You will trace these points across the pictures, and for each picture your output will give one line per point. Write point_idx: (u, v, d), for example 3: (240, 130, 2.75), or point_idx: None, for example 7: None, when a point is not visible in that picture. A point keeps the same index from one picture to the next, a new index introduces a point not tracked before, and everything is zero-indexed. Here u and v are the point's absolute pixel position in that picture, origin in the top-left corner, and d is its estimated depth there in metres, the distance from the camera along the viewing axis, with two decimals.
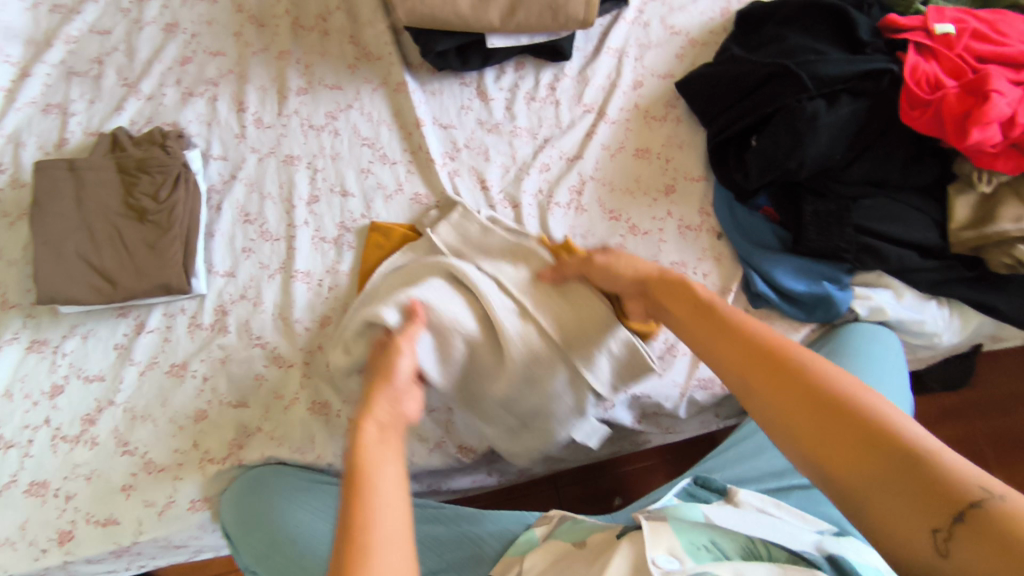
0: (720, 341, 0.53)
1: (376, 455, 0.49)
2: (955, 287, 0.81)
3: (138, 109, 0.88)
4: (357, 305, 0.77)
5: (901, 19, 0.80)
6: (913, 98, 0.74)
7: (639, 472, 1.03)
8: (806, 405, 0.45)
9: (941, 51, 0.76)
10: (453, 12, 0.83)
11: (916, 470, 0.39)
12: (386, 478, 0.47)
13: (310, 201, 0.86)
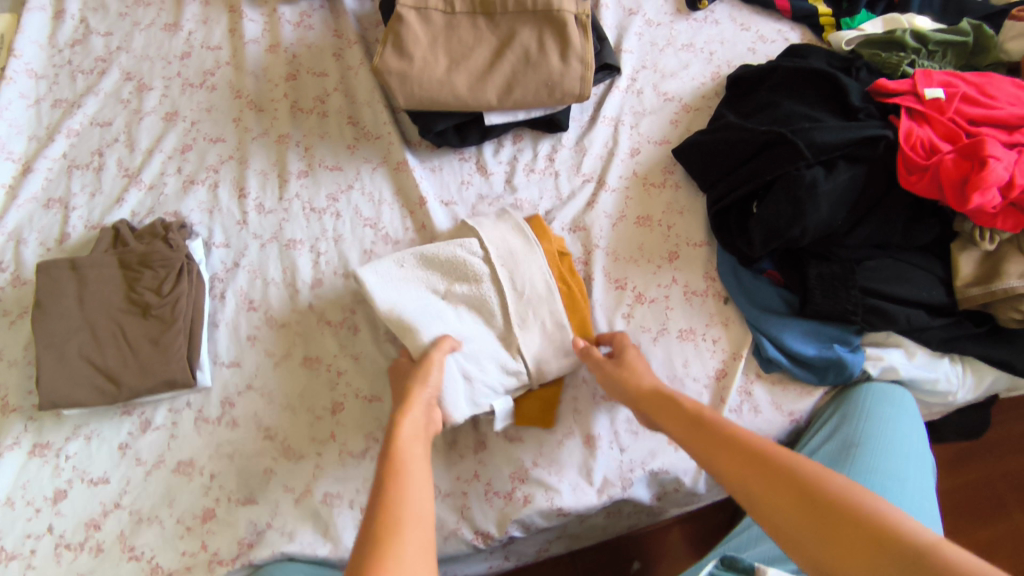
0: (723, 456, 0.59)
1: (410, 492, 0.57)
2: (965, 344, 0.81)
3: (139, 200, 0.88)
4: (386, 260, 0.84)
5: (890, 84, 0.81)
6: (910, 161, 0.75)
7: (652, 534, 1.00)
8: (787, 494, 0.52)
9: (933, 115, 0.77)
10: (451, 94, 0.83)
11: (866, 529, 0.46)
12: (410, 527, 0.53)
13: (314, 285, 0.85)
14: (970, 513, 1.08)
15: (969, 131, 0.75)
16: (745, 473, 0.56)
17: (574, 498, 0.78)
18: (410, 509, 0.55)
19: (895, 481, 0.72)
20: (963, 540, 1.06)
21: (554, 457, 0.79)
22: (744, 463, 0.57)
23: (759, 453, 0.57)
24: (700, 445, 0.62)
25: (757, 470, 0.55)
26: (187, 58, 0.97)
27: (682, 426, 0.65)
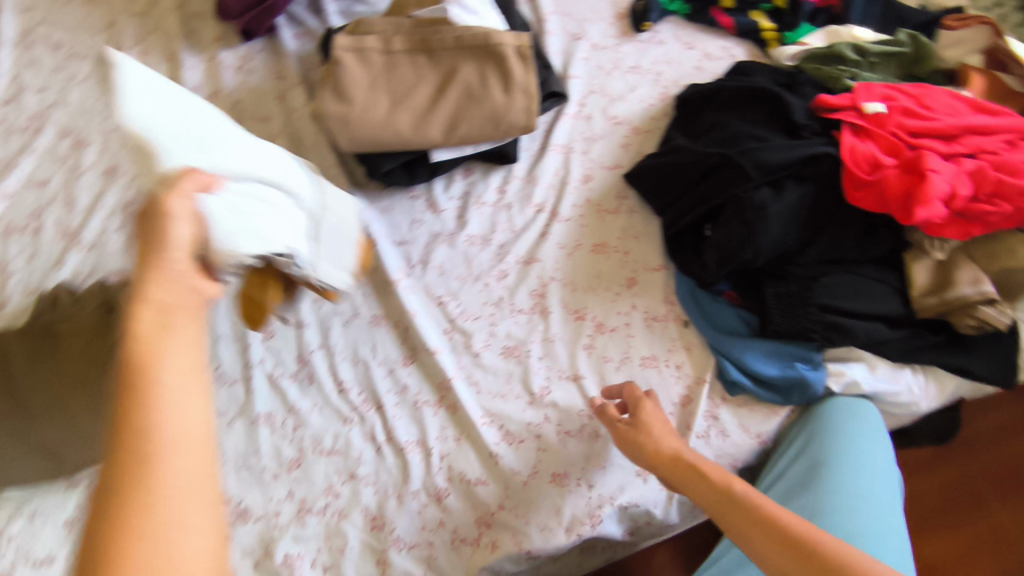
0: (755, 536, 0.58)
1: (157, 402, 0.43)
2: (926, 354, 0.81)
3: (80, 260, 0.85)
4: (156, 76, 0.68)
5: (831, 99, 0.81)
6: (856, 175, 0.75)
7: (639, 558, 0.98)
8: None
9: (874, 130, 0.78)
10: (394, 134, 0.81)
11: None
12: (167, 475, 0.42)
13: (265, 336, 0.83)
14: (950, 512, 1.08)
15: (909, 144, 0.75)
16: (779, 557, 0.55)
17: (543, 540, 0.75)
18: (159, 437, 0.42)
19: (861, 501, 0.70)
20: (946, 540, 1.06)
21: (519, 498, 0.77)
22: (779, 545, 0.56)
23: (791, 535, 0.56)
24: (735, 521, 0.60)
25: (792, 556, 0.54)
26: None
27: (707, 497, 0.64)
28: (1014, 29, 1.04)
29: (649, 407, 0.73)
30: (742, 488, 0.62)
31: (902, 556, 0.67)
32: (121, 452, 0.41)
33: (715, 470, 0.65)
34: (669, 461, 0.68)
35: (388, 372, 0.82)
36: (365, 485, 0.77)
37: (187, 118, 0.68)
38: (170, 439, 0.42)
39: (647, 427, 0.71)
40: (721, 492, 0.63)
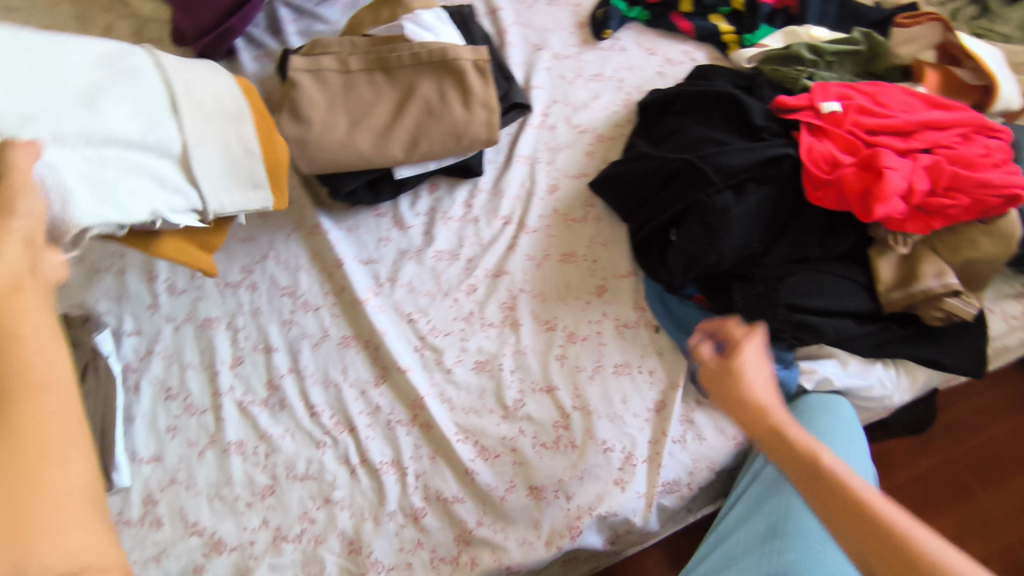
0: (851, 531, 0.48)
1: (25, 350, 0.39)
2: (895, 347, 0.81)
3: None
4: None
5: (789, 100, 0.82)
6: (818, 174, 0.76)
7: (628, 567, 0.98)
8: None
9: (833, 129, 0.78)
10: (354, 154, 0.81)
11: None
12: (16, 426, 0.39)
13: (234, 363, 0.82)
14: (934, 499, 1.09)
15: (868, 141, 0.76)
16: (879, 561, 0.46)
17: (522, 554, 0.75)
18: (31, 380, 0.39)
19: None
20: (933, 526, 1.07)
21: (497, 513, 0.77)
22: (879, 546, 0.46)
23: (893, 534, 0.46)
24: (824, 501, 0.51)
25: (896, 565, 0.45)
26: None
27: (790, 464, 0.54)
28: (966, 23, 1.06)
29: (748, 352, 0.61)
30: (836, 464, 0.52)
31: None
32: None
33: (801, 436, 0.55)
34: (752, 411, 0.58)
35: (360, 393, 0.81)
36: (341, 508, 0.76)
37: (24, 56, 0.55)
38: (40, 379, 0.39)
39: (733, 370, 0.60)
40: (808, 463, 0.53)
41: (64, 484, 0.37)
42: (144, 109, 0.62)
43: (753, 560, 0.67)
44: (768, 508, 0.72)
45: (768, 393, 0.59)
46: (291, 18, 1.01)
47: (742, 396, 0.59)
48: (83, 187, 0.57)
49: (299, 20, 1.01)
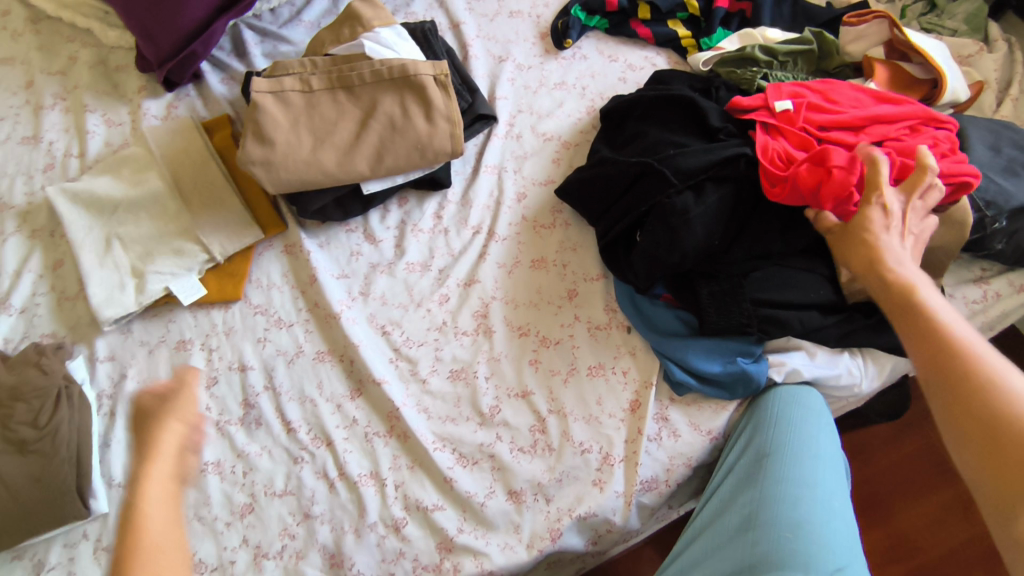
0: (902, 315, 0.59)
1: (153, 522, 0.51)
2: (861, 335, 0.83)
3: (11, 326, 0.83)
4: (73, 183, 0.88)
5: (744, 101, 0.85)
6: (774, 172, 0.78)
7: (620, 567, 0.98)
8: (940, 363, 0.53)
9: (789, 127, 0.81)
10: (319, 171, 0.82)
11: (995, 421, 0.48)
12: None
13: (209, 384, 0.82)
14: (918, 482, 1.14)
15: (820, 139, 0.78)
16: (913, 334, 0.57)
17: (504, 558, 0.76)
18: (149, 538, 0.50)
19: (807, 488, 0.71)
20: (919, 509, 1.12)
21: (477, 518, 0.77)
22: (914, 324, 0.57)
23: (958, 349, 0.53)
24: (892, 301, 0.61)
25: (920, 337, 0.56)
26: (50, 169, 0.92)
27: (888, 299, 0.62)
28: (916, 18, 1.09)
29: (872, 198, 0.69)
30: (930, 296, 0.59)
31: (849, 540, 0.68)
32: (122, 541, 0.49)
33: (908, 278, 0.62)
34: (868, 258, 0.66)
35: (336, 407, 0.82)
36: (321, 523, 0.76)
37: (95, 217, 0.88)
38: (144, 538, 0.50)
39: (855, 224, 0.69)
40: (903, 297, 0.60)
41: None
42: (157, 207, 0.88)
43: (727, 554, 0.68)
44: (742, 501, 0.72)
45: (893, 246, 0.66)
46: (256, 40, 1.02)
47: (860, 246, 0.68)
48: (106, 288, 0.84)
49: (264, 42, 1.02)
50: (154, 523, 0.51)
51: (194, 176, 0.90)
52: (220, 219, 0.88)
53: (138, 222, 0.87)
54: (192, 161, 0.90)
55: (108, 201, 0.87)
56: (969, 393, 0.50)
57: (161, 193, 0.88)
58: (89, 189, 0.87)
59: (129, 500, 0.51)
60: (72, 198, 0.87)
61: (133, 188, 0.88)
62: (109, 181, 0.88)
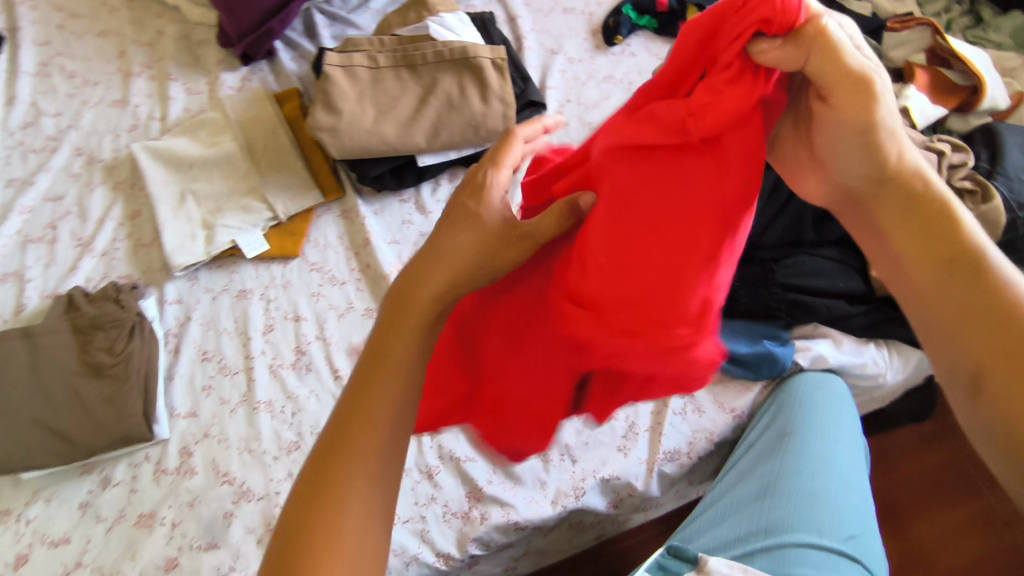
0: (894, 225, 0.42)
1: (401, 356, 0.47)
2: (888, 328, 0.86)
3: (92, 267, 0.91)
4: (156, 141, 0.97)
5: None
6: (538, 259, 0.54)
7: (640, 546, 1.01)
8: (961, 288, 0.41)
9: (747, 113, 0.38)
10: (380, 140, 0.89)
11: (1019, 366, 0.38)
12: (361, 498, 0.42)
13: (265, 330, 0.89)
14: (942, 492, 1.14)
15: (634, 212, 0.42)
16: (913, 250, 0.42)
17: (529, 510, 0.80)
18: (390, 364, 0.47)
19: (826, 464, 0.73)
20: (940, 521, 1.11)
21: (506, 472, 0.82)
22: (914, 234, 0.42)
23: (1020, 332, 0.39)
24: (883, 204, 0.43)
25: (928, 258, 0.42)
26: (134, 130, 1.01)
27: (936, 260, 0.41)
28: (961, 31, 1.12)
29: (886, 102, 0.38)
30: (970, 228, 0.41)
31: (863, 512, 0.70)
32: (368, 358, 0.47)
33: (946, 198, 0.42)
34: (902, 184, 0.42)
35: None
36: None
37: (172, 171, 0.95)
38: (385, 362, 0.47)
39: (879, 133, 0.39)
40: (963, 260, 0.41)
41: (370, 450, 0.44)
42: (229, 168, 0.96)
43: (742, 517, 0.71)
44: (759, 472, 0.75)
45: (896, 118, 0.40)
46: (326, 23, 1.10)
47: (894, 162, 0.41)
48: (179, 237, 0.91)
49: (333, 25, 1.10)
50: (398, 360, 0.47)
51: (264, 140, 0.97)
52: (286, 181, 0.95)
53: (211, 180, 0.95)
54: (262, 127, 0.97)
55: (185, 158, 0.95)
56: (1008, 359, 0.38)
57: (234, 154, 0.96)
58: (170, 145, 0.95)
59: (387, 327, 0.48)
60: (153, 155, 0.95)
61: (210, 149, 0.96)
62: (188, 141, 0.96)
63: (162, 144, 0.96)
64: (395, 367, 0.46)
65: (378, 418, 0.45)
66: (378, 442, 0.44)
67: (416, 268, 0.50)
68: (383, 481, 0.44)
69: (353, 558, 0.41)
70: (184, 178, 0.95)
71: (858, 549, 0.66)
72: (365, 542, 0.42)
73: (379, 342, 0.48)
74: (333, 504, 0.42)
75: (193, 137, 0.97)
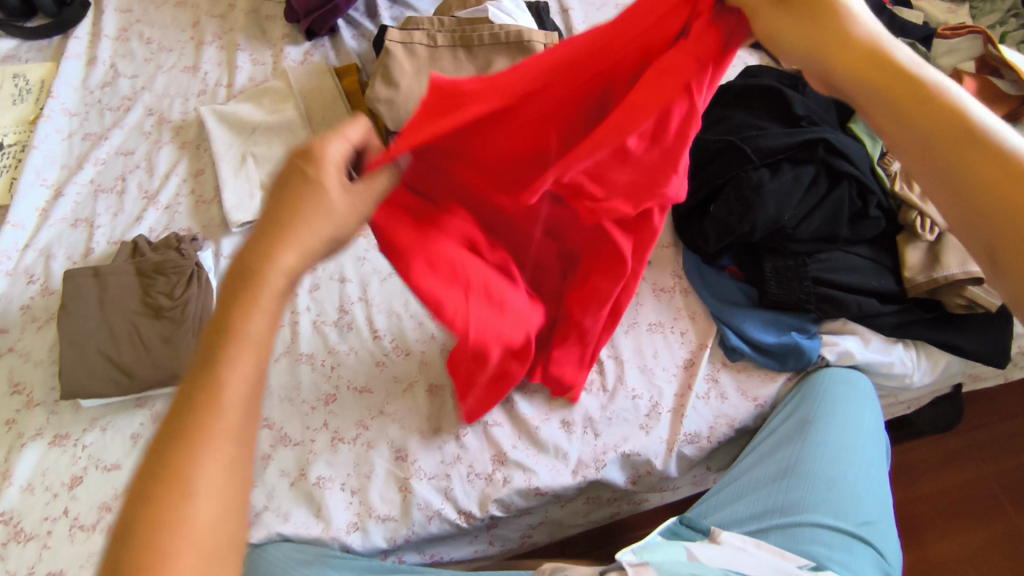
0: (873, 101, 0.43)
1: (251, 336, 0.43)
2: (918, 329, 0.86)
3: (156, 219, 0.97)
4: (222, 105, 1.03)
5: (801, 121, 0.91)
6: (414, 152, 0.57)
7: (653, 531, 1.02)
8: (942, 153, 0.41)
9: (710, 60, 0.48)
10: None
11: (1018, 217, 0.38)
12: (209, 468, 0.39)
13: (312, 289, 0.95)
14: (965, 510, 1.12)
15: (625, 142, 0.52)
16: (892, 121, 0.43)
17: (550, 477, 0.82)
18: (235, 343, 0.42)
19: (846, 452, 0.74)
20: (961, 538, 1.10)
21: (532, 439, 0.84)
22: (891, 105, 0.43)
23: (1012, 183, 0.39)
24: (853, 85, 0.44)
25: (909, 130, 0.42)
26: (202, 95, 1.07)
27: (912, 128, 0.42)
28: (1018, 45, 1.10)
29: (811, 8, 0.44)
30: (943, 89, 0.42)
31: (880, 500, 0.72)
32: (215, 330, 0.43)
33: (915, 68, 0.42)
34: (864, 66, 0.43)
35: (418, 323, 0.92)
36: (392, 420, 0.85)
37: (236, 134, 1.01)
38: (237, 337, 0.43)
39: (817, 16, 0.43)
40: (949, 130, 0.41)
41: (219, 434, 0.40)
42: (287, 135, 1.01)
43: (760, 496, 0.73)
44: (779, 455, 0.76)
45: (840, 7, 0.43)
46: (387, 5, 1.15)
47: (853, 47, 0.43)
48: (238, 195, 0.97)
49: (393, 7, 1.15)
50: (247, 339, 0.43)
51: (322, 109, 1.02)
52: None
53: (271, 145, 1.01)
54: (321, 97, 1.03)
55: (248, 123, 1.01)
56: (1001, 209, 0.39)
57: (293, 122, 1.01)
58: (236, 110, 1.02)
59: (236, 293, 0.44)
60: (220, 118, 1.02)
61: (272, 116, 1.02)
62: (252, 107, 1.03)
63: (227, 109, 1.02)
64: (246, 343, 0.43)
65: (226, 401, 0.41)
66: (220, 430, 0.40)
67: (256, 238, 0.46)
68: (232, 470, 0.40)
69: (214, 547, 0.39)
70: (246, 141, 1.01)
71: (873, 535, 0.68)
72: (220, 527, 0.39)
73: (225, 313, 0.43)
74: (177, 497, 0.38)
75: (256, 104, 1.03)
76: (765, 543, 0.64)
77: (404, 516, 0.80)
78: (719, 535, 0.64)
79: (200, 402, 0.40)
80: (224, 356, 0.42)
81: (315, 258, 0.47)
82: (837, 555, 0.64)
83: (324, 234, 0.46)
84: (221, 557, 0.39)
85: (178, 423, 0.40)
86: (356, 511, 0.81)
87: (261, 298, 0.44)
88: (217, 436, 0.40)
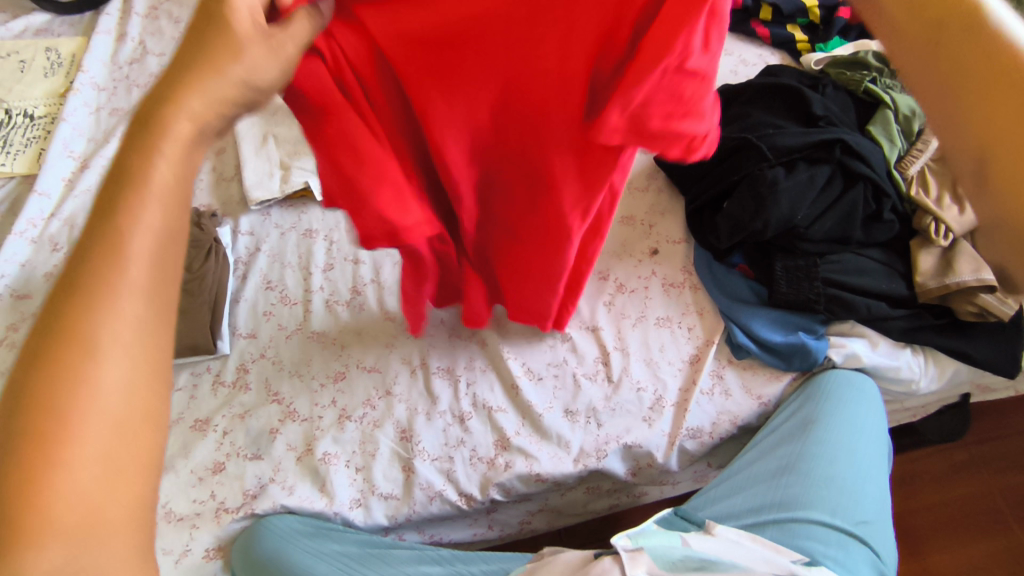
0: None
1: (159, 179, 0.34)
2: (927, 334, 0.86)
3: None
4: None
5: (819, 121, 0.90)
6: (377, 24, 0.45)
7: None
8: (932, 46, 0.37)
9: None
10: None
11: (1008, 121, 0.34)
12: (113, 325, 0.32)
13: (325, 268, 0.96)
14: (971, 523, 1.11)
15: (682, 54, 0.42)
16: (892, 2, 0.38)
17: (552, 465, 0.83)
18: (136, 183, 0.34)
19: (846, 452, 0.75)
20: (968, 552, 1.08)
21: (535, 426, 0.85)
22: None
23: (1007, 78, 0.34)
24: None
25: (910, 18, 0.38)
26: None
27: (917, 47, 0.38)
28: None
29: None
30: None
31: (878, 501, 0.72)
32: (115, 173, 0.34)
33: None
34: None
35: (428, 307, 0.93)
36: (399, 401, 0.87)
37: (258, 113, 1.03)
38: (141, 179, 0.34)
39: None
40: (948, 16, 0.36)
41: (121, 292, 0.32)
42: None
43: (759, 491, 0.73)
44: (780, 451, 0.77)
45: None
46: None
47: None
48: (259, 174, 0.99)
49: None
50: (153, 184, 0.34)
51: None
52: None
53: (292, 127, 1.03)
54: None
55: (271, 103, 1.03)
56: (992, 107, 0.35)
57: None
58: None
59: (139, 132, 0.35)
60: None
61: None
62: None
63: None
64: (155, 190, 0.34)
65: (131, 251, 0.33)
66: (122, 281, 0.32)
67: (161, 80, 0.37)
68: (143, 337, 0.33)
69: (126, 422, 0.31)
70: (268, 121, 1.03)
71: (869, 534, 0.68)
72: (134, 398, 0.32)
73: (126, 153, 0.35)
74: (76, 355, 0.31)
75: None
76: (759, 537, 0.64)
77: (405, 495, 0.82)
78: (713, 527, 0.65)
79: (95, 251, 0.32)
80: (125, 204, 0.33)
81: (232, 110, 0.38)
82: (833, 552, 0.64)
83: (230, 90, 0.37)
84: (135, 435, 0.32)
85: (70, 277, 0.32)
86: (359, 487, 0.82)
87: (162, 142, 0.35)
88: (118, 291, 0.32)
